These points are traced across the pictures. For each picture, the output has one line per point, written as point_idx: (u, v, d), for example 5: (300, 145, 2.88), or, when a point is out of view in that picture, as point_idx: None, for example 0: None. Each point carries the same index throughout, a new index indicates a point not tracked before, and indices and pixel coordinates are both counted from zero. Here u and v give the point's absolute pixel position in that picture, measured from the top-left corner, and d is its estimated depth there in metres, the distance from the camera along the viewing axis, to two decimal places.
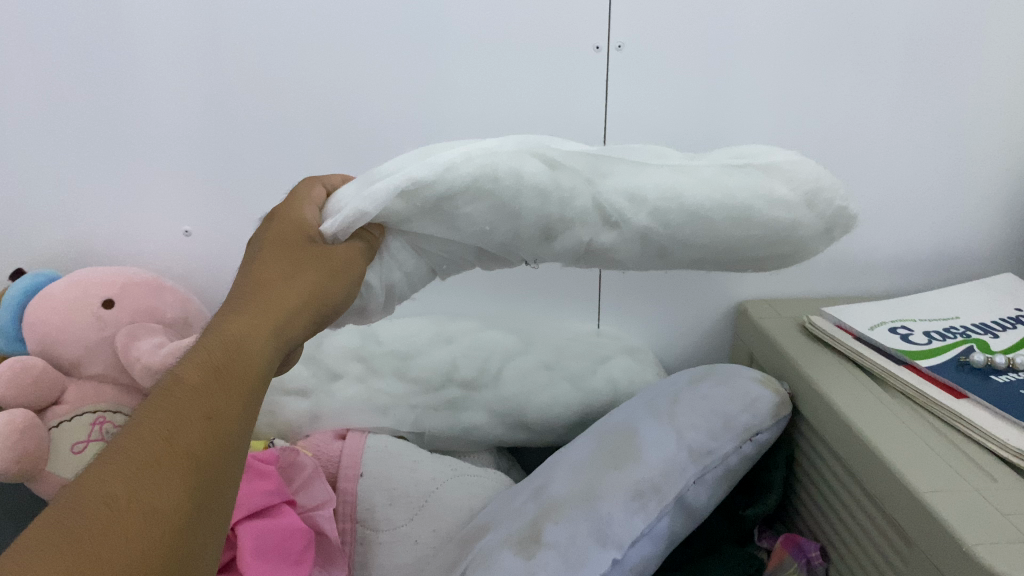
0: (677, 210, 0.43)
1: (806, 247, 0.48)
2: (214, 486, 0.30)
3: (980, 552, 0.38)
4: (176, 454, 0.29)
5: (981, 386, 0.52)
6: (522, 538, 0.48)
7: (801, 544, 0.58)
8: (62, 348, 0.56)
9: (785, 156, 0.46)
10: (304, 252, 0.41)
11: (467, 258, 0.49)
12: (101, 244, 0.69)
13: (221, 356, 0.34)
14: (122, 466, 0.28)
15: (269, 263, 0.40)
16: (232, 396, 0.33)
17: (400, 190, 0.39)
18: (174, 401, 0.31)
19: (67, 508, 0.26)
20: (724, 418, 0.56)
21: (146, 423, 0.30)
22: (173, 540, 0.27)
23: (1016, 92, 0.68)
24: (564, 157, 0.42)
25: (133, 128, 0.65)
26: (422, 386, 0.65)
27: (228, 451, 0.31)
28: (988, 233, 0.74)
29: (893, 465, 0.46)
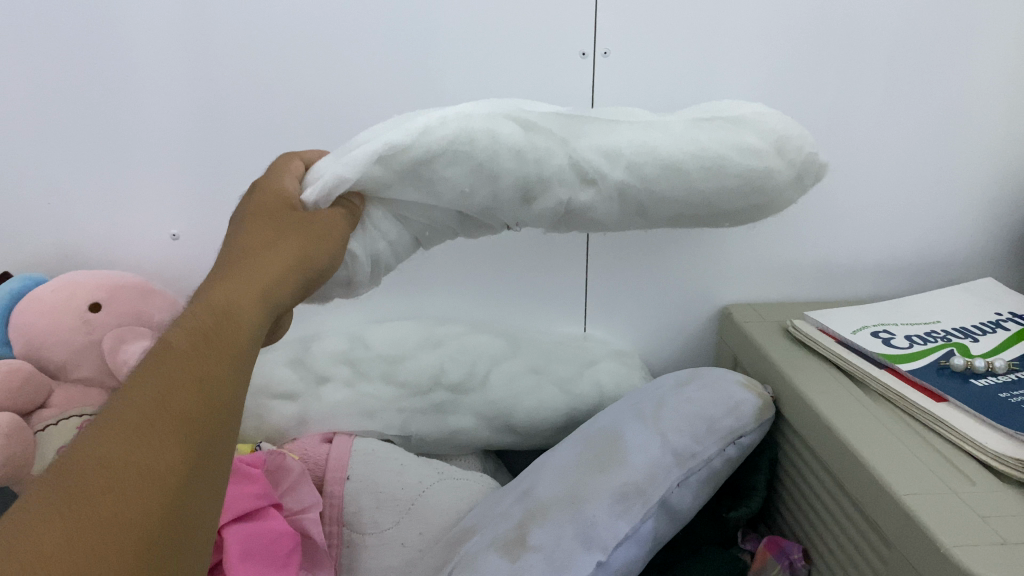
0: (653, 163, 0.47)
1: (780, 198, 0.52)
2: (209, 449, 0.30)
3: (957, 555, 0.39)
4: (168, 419, 0.29)
5: (960, 389, 0.53)
6: (507, 541, 0.48)
7: (784, 546, 0.59)
8: (49, 352, 0.57)
9: (750, 112, 0.51)
10: (287, 216, 0.42)
11: (449, 226, 0.51)
12: (88, 248, 0.69)
13: (209, 321, 0.34)
14: (115, 434, 0.28)
15: (254, 231, 0.41)
16: (223, 360, 0.32)
17: (380, 153, 0.42)
18: (163, 367, 0.31)
19: (62, 478, 0.26)
20: (708, 422, 0.57)
21: (137, 389, 0.30)
22: (169, 507, 0.27)
23: (996, 99, 0.69)
24: (537, 120, 0.46)
25: (120, 130, 0.65)
26: (409, 389, 0.65)
27: (222, 413, 0.31)
28: (969, 238, 0.75)
29: (873, 468, 0.47)
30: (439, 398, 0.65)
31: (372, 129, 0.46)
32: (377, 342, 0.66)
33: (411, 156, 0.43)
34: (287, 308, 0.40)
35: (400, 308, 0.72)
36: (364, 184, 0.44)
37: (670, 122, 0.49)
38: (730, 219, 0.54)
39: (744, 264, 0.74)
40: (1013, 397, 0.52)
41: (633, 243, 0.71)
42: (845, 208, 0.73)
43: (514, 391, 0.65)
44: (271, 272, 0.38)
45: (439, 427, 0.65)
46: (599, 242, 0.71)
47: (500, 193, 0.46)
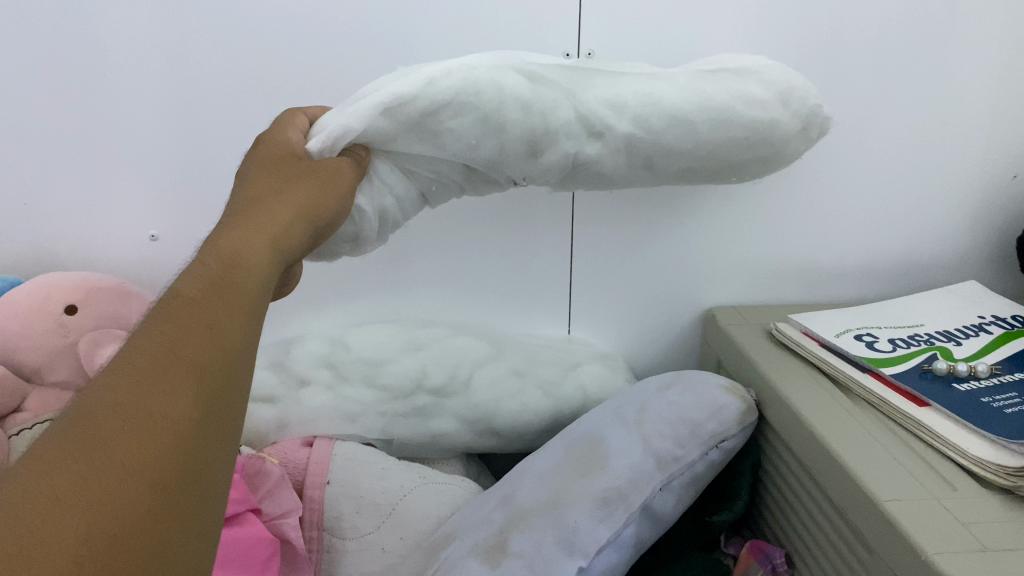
0: (658, 114, 0.49)
1: (784, 149, 0.55)
2: (222, 393, 0.30)
3: (937, 561, 0.39)
4: (179, 366, 0.28)
5: (943, 394, 0.53)
6: (488, 548, 0.48)
7: (767, 550, 0.58)
8: (23, 354, 0.56)
9: (753, 63, 0.53)
10: (294, 169, 0.42)
11: (456, 180, 0.52)
12: (66, 249, 0.69)
13: (218, 271, 0.33)
14: (126, 376, 0.27)
15: (260, 184, 0.41)
16: (234, 305, 0.32)
17: (387, 103, 0.43)
18: (173, 313, 0.30)
19: (73, 419, 0.25)
20: (690, 426, 0.57)
21: (147, 335, 0.29)
22: (182, 449, 0.26)
23: (979, 103, 0.69)
24: (543, 72, 0.47)
25: (98, 129, 0.64)
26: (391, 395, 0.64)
27: (233, 358, 0.31)
28: (952, 241, 0.75)
29: (855, 473, 0.47)
30: (420, 401, 0.64)
31: (377, 80, 0.46)
32: (358, 346, 0.66)
33: (418, 106, 0.44)
34: (297, 256, 0.40)
35: (382, 311, 0.71)
36: (367, 135, 0.45)
37: (675, 74, 0.52)
38: (736, 173, 0.57)
39: (728, 267, 0.74)
40: (995, 401, 0.52)
41: (617, 246, 0.71)
42: (829, 211, 0.72)
43: (497, 392, 0.64)
44: (277, 227, 0.37)
45: (421, 432, 0.64)
46: (582, 244, 0.70)
47: (507, 145, 0.48)
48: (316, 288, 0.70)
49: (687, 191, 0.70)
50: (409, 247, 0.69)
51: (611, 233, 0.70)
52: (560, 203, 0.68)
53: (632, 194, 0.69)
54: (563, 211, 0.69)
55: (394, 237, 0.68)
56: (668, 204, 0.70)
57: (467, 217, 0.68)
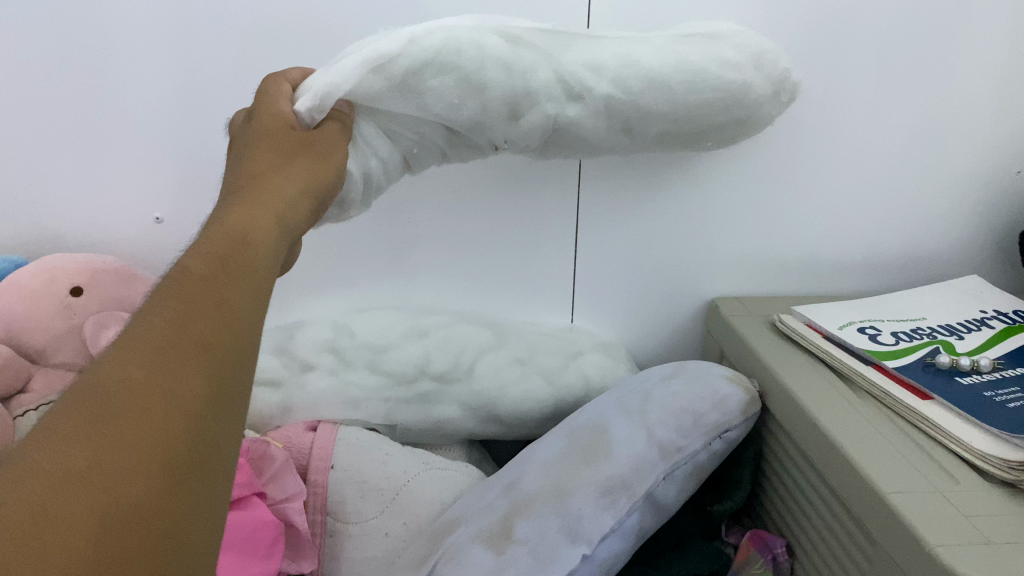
0: (636, 76, 0.49)
1: (761, 112, 0.55)
2: (230, 372, 0.30)
3: (942, 554, 0.39)
4: (188, 345, 0.28)
5: (945, 387, 0.54)
6: (493, 534, 0.48)
7: (768, 540, 0.59)
8: (29, 336, 0.55)
9: (729, 29, 0.54)
10: (287, 140, 0.43)
11: (438, 146, 0.52)
12: (70, 230, 0.68)
13: (225, 247, 0.34)
14: (137, 355, 0.27)
15: (258, 160, 0.41)
16: (237, 286, 0.32)
17: (370, 61, 0.44)
18: (180, 292, 0.30)
19: (87, 393, 0.25)
20: (694, 416, 0.57)
21: (154, 313, 0.29)
22: (195, 428, 0.27)
23: (985, 97, 0.69)
24: (523, 34, 0.47)
25: (103, 111, 0.64)
26: (393, 379, 0.64)
27: (241, 337, 0.31)
28: (954, 235, 0.75)
29: (858, 465, 0.47)
30: (423, 387, 0.64)
31: (361, 40, 0.47)
32: (362, 330, 0.66)
33: (400, 66, 0.45)
34: (300, 233, 0.41)
35: (386, 297, 0.71)
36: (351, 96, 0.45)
37: (651, 38, 0.52)
38: (711, 139, 0.57)
39: (732, 259, 0.74)
40: (997, 395, 0.52)
41: (622, 235, 0.71)
42: (833, 203, 0.73)
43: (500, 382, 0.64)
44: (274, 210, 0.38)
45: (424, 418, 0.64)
46: (587, 233, 0.70)
47: (488, 106, 0.48)
48: (319, 274, 0.70)
49: (692, 182, 0.70)
50: (414, 233, 0.69)
51: (615, 223, 0.70)
52: (566, 191, 0.68)
53: (638, 184, 0.69)
54: (568, 201, 0.69)
55: (399, 223, 0.68)
56: (673, 195, 0.70)
57: (473, 205, 0.68)
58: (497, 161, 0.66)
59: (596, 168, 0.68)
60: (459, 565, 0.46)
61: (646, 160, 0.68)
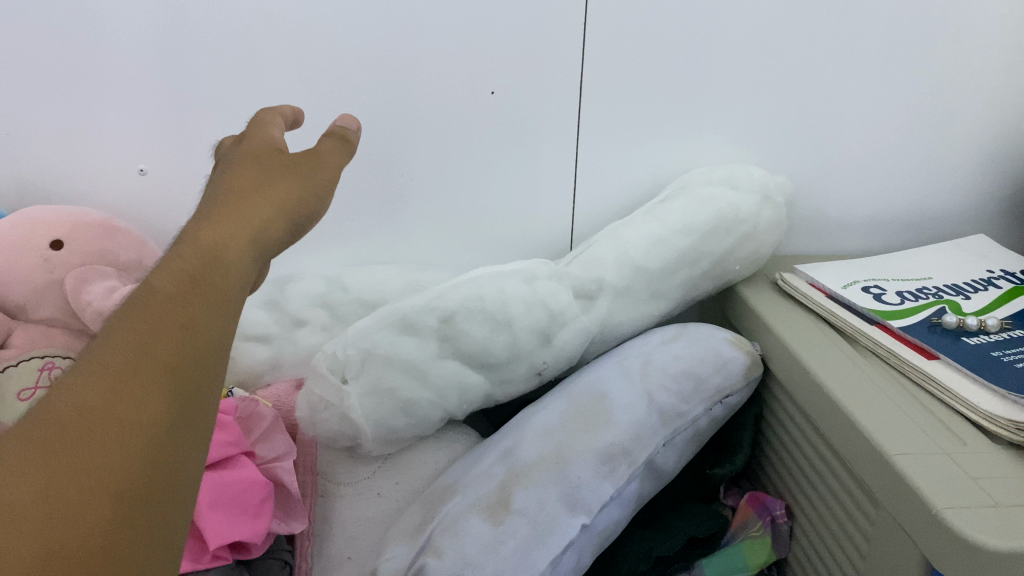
0: None
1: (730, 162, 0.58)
2: (196, 393, 0.28)
3: (949, 517, 0.38)
4: (152, 367, 0.27)
5: (952, 347, 0.52)
6: (490, 503, 0.48)
7: (767, 502, 0.58)
8: (8, 290, 0.53)
9: None
10: (279, 159, 0.39)
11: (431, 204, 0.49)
12: (43, 182, 0.63)
13: (201, 255, 0.30)
14: (93, 381, 0.25)
15: (241, 172, 0.37)
16: (212, 301, 0.30)
17: None
18: (147, 308, 0.28)
19: (33, 426, 0.24)
20: (696, 380, 0.55)
21: (117, 332, 0.27)
22: (149, 464, 0.25)
23: (997, 52, 0.67)
24: None
25: (77, 53, 0.59)
26: (381, 397, 0.53)
27: (211, 355, 0.29)
28: (959, 192, 0.74)
29: (861, 425, 0.46)
30: (414, 398, 0.54)
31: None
32: (355, 285, 0.63)
33: None
34: (282, 249, 0.36)
35: (378, 253, 0.69)
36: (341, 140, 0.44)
37: None
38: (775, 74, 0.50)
39: None
40: (1005, 356, 0.51)
41: (623, 191, 0.69)
42: (839, 160, 0.71)
43: (505, 377, 0.57)
44: (264, 217, 0.34)
45: (412, 422, 0.55)
46: (585, 188, 0.68)
47: None
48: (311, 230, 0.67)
49: (695, 136, 0.68)
50: (407, 187, 0.66)
51: (614, 177, 0.68)
52: (564, 145, 0.66)
53: (639, 137, 0.67)
54: (567, 154, 0.67)
55: (391, 177, 0.66)
56: (675, 146, 0.68)
57: (469, 158, 0.66)
58: (494, 112, 0.64)
59: (596, 121, 0.66)
60: (457, 538, 0.46)
61: (647, 113, 0.66)
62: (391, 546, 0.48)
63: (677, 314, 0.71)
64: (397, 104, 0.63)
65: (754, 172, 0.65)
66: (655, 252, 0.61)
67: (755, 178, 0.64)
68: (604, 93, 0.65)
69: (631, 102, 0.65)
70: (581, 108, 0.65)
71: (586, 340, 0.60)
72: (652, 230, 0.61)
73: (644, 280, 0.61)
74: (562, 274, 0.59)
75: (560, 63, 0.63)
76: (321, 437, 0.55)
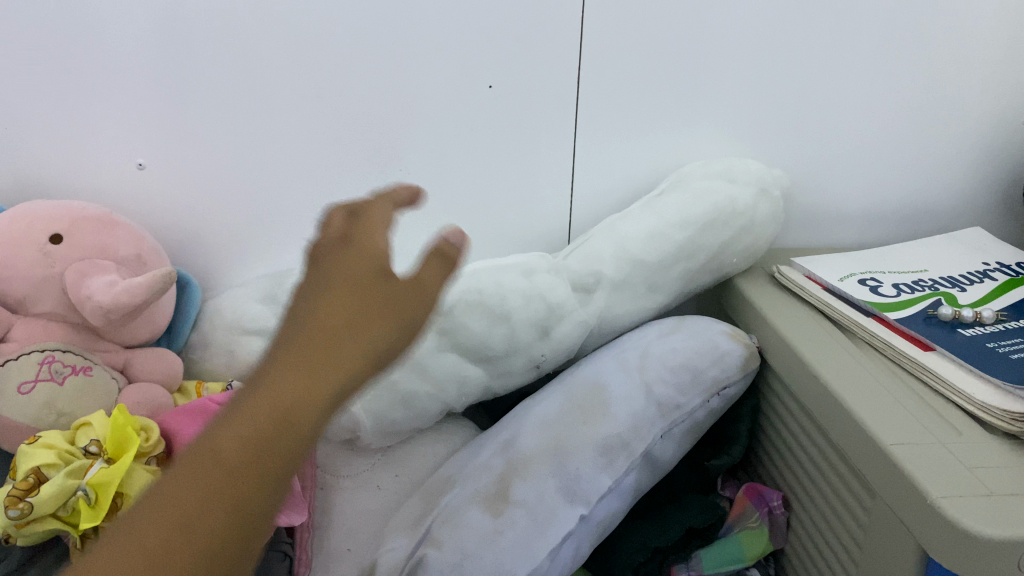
0: None
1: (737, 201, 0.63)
2: (246, 552, 0.24)
3: (944, 507, 0.38)
4: (187, 546, 0.22)
5: (948, 339, 0.53)
6: (490, 495, 0.48)
7: (764, 493, 0.59)
8: (7, 283, 0.52)
9: None
10: (369, 304, 0.27)
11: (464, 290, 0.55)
12: (32, 178, 0.61)
13: (303, 388, 0.25)
14: (122, 561, 0.22)
15: (341, 287, 0.27)
16: (294, 446, 0.25)
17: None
18: (210, 460, 0.24)
19: None
20: (693, 372, 0.56)
21: (169, 493, 0.23)
22: None
23: (991, 45, 0.67)
24: None
25: (71, 44, 0.57)
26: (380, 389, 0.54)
27: (269, 508, 0.24)
28: (954, 185, 0.74)
29: (858, 416, 0.46)
30: (413, 391, 0.55)
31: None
32: None
33: None
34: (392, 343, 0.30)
35: None
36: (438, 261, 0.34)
37: None
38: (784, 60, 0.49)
39: None
40: (1000, 347, 0.51)
41: (619, 184, 0.69)
42: (836, 153, 0.71)
43: (503, 370, 0.58)
44: (363, 358, 0.26)
45: (411, 414, 0.56)
46: (582, 181, 0.69)
47: None
48: (309, 224, 0.66)
49: (691, 129, 0.68)
50: (405, 181, 0.66)
51: (610, 170, 0.69)
52: (561, 138, 0.66)
53: (635, 130, 0.67)
54: (564, 147, 0.67)
55: (389, 171, 0.65)
56: (671, 139, 0.68)
57: (467, 152, 0.66)
58: (492, 106, 0.64)
59: (593, 115, 0.66)
60: (458, 530, 0.46)
61: (644, 106, 0.66)
62: (391, 538, 0.49)
63: (673, 307, 0.71)
64: (395, 99, 0.63)
65: (751, 165, 0.65)
66: (653, 245, 0.61)
67: (752, 172, 0.65)
68: (601, 87, 0.65)
69: (629, 96, 0.65)
70: (578, 101, 0.65)
71: (584, 333, 0.60)
72: (650, 224, 0.61)
73: (641, 273, 0.61)
74: (561, 267, 0.59)
75: (558, 56, 0.63)
76: (321, 430, 0.56)
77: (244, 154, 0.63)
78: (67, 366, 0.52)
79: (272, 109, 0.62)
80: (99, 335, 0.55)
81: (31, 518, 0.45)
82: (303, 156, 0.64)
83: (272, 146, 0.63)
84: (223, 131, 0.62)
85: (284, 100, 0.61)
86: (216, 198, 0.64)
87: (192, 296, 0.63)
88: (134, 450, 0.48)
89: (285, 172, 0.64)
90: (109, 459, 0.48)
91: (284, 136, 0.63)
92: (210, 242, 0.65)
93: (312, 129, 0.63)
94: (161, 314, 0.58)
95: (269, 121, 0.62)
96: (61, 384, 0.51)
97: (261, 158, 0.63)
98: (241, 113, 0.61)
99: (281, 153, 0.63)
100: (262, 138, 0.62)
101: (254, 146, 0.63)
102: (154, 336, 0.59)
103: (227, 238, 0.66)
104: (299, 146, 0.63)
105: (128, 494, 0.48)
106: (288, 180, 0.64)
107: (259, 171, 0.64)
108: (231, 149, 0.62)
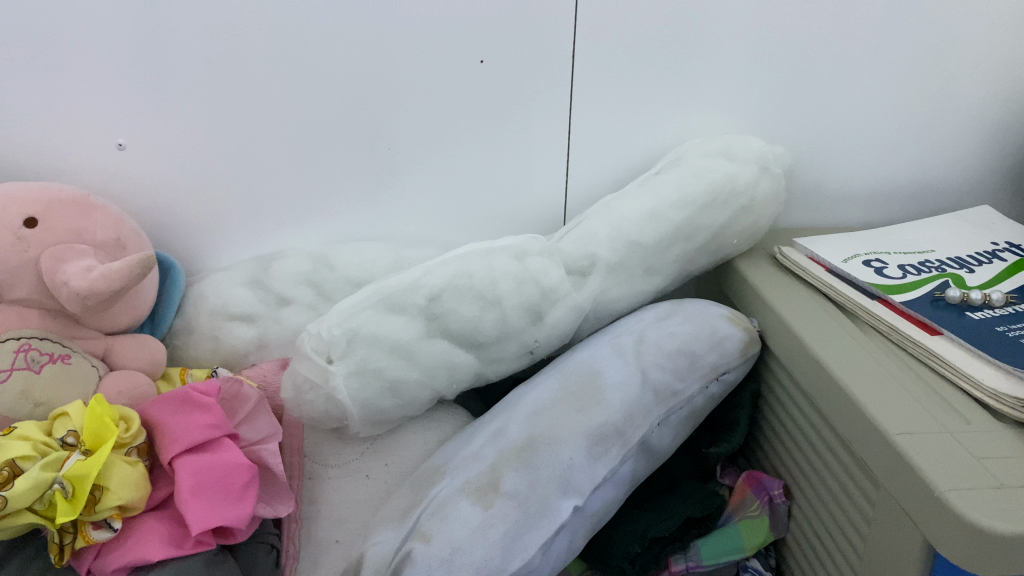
0: None
1: (739, 183, 0.61)
2: None
3: (952, 500, 0.36)
4: None
5: (956, 323, 0.51)
6: (480, 485, 0.46)
7: (763, 481, 0.57)
8: None
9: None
10: None
11: (459, 281, 0.52)
12: (5, 160, 0.58)
13: None
14: None
15: None
16: None
17: None
18: None
19: None
20: (691, 358, 0.54)
21: None
22: None
23: (999, 17, 0.65)
24: None
25: (41, 19, 0.54)
26: (367, 377, 0.51)
27: None
28: (960, 162, 0.72)
29: (861, 404, 0.44)
30: (401, 378, 0.52)
31: None
32: (342, 263, 0.61)
33: None
34: None
35: (364, 229, 0.67)
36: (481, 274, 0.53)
37: None
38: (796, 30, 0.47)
39: None
40: (1010, 331, 0.50)
41: (616, 162, 0.67)
42: (840, 128, 0.69)
43: (495, 356, 0.56)
44: None
45: (400, 402, 0.54)
46: (577, 160, 0.67)
47: None
48: (295, 206, 0.64)
49: (689, 105, 0.66)
50: (396, 161, 0.64)
51: (607, 148, 0.66)
52: (555, 115, 0.64)
53: (631, 106, 0.65)
54: (558, 125, 0.65)
55: (377, 150, 0.63)
56: (668, 115, 0.66)
57: (459, 130, 0.63)
58: (483, 81, 0.62)
59: (587, 90, 0.64)
60: (447, 523, 0.44)
61: (640, 82, 0.64)
62: (379, 531, 0.47)
63: (672, 290, 0.69)
64: (381, 75, 0.60)
65: (752, 143, 0.63)
66: (650, 226, 0.59)
67: (753, 149, 0.62)
68: (596, 61, 0.62)
69: (625, 70, 0.63)
70: (572, 76, 0.63)
71: (579, 316, 0.58)
72: (647, 203, 0.59)
73: (638, 255, 0.59)
74: (554, 250, 0.57)
75: (551, 29, 0.61)
76: (306, 420, 0.54)
77: (228, 132, 0.60)
78: (45, 355, 0.50)
79: (254, 85, 0.59)
80: (78, 322, 0.54)
81: (5, 512, 0.42)
82: (288, 134, 0.61)
83: (256, 126, 0.60)
84: (204, 110, 0.59)
85: (268, 76, 0.59)
86: (198, 179, 0.62)
87: (175, 278, 0.60)
88: (112, 441, 0.46)
89: (269, 151, 0.62)
90: (87, 451, 0.46)
91: (267, 113, 0.60)
92: (193, 223, 0.63)
93: (297, 107, 0.60)
94: (142, 299, 0.57)
95: (253, 98, 0.59)
96: (38, 372, 0.49)
97: (245, 137, 0.61)
98: (223, 90, 0.59)
99: (265, 131, 0.61)
100: (246, 118, 0.60)
101: (237, 124, 0.60)
102: (137, 321, 0.57)
103: (210, 219, 0.64)
104: (284, 124, 0.61)
105: (109, 487, 0.45)
106: (273, 159, 0.62)
107: (244, 152, 0.61)
108: (214, 127, 0.60)
